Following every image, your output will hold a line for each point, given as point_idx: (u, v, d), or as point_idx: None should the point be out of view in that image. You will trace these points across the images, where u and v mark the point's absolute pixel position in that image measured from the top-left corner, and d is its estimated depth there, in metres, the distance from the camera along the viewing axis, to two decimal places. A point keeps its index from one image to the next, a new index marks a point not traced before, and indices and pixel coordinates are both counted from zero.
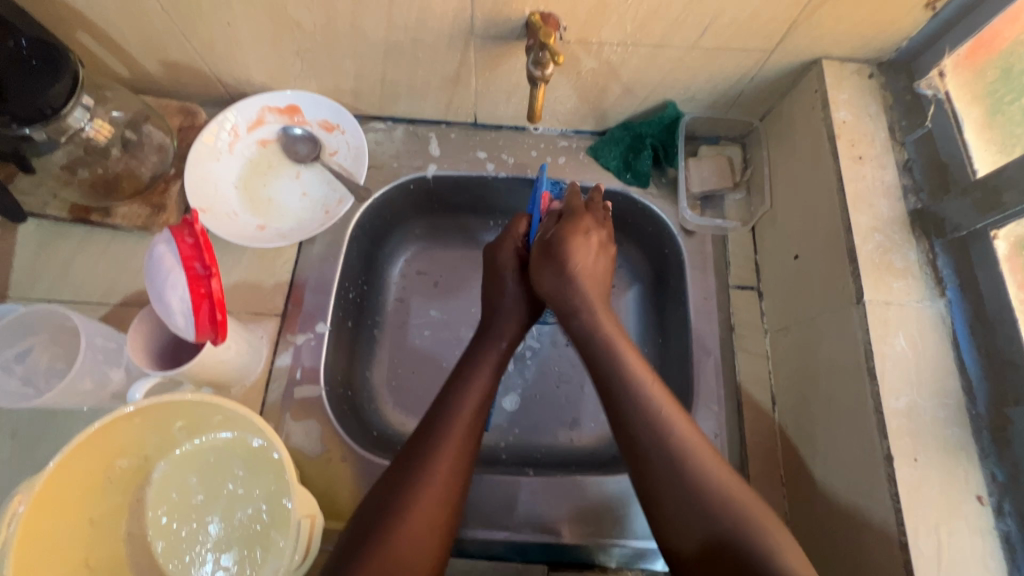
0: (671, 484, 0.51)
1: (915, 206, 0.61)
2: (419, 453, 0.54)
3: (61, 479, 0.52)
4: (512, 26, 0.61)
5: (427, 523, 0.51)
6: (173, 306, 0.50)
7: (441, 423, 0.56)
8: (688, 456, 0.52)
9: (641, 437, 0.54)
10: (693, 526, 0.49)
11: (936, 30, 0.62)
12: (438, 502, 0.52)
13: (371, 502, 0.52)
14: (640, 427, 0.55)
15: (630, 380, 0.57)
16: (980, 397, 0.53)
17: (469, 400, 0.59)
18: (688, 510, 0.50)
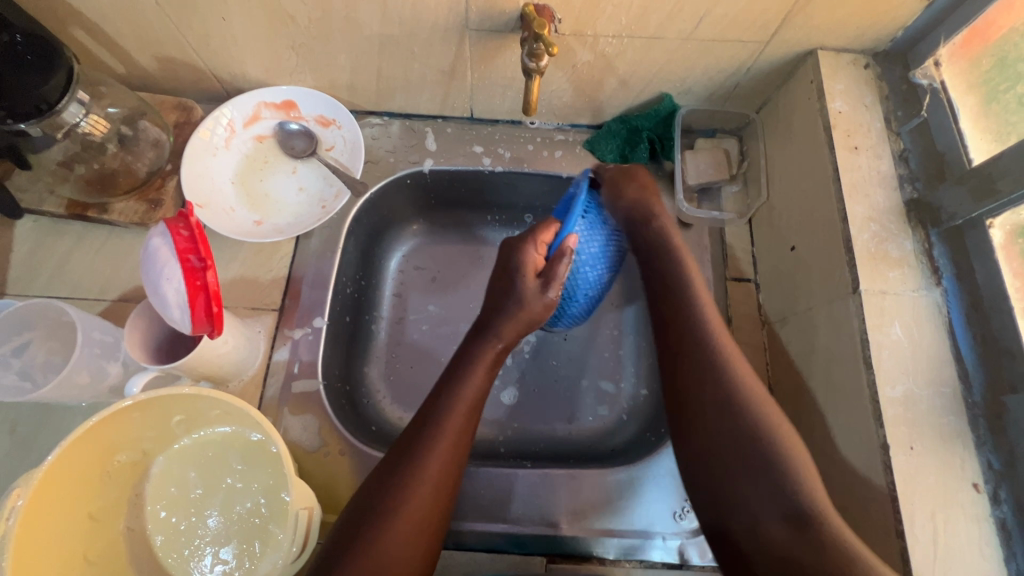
0: (744, 454, 0.52)
1: (911, 196, 0.61)
2: (405, 459, 0.53)
3: (60, 473, 0.52)
4: (507, 19, 0.61)
5: (411, 530, 0.51)
6: (169, 298, 0.50)
7: (430, 427, 0.55)
8: (760, 427, 0.53)
9: (738, 424, 0.54)
10: (778, 494, 0.50)
11: (932, 19, 0.62)
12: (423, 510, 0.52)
13: (361, 500, 0.52)
14: (738, 413, 0.54)
15: (722, 364, 0.56)
16: (977, 385, 0.53)
17: (459, 405, 0.56)
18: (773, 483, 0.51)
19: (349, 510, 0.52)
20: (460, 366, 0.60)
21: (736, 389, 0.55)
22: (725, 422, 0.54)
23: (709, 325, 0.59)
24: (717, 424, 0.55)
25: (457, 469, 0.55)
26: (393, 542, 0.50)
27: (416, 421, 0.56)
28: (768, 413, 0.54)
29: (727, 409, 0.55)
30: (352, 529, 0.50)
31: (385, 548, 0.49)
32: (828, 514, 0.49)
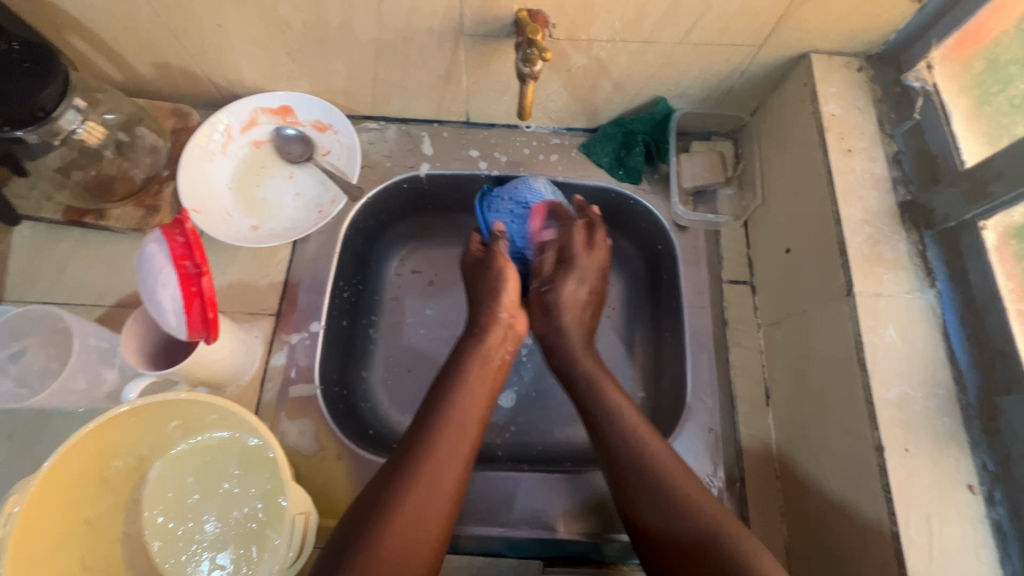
0: (642, 481, 0.55)
1: (905, 198, 0.61)
2: (410, 454, 0.54)
3: (56, 479, 0.52)
4: (501, 24, 0.62)
5: (415, 526, 0.51)
6: (165, 305, 0.50)
7: (434, 423, 0.56)
8: (664, 464, 0.55)
9: (621, 457, 0.57)
10: (669, 518, 0.52)
11: (924, 22, 0.62)
12: (426, 506, 0.52)
13: (367, 492, 0.53)
14: (627, 444, 0.57)
15: (614, 410, 0.60)
16: (972, 386, 0.53)
17: (462, 403, 0.58)
18: (664, 509, 0.52)
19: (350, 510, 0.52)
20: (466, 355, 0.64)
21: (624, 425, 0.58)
22: (624, 448, 0.57)
23: (601, 387, 0.62)
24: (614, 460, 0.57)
25: (464, 469, 0.55)
26: (395, 537, 0.49)
27: (419, 421, 0.58)
28: (646, 439, 0.57)
29: (622, 447, 0.57)
30: (354, 528, 0.50)
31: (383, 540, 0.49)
32: (751, 542, 0.49)
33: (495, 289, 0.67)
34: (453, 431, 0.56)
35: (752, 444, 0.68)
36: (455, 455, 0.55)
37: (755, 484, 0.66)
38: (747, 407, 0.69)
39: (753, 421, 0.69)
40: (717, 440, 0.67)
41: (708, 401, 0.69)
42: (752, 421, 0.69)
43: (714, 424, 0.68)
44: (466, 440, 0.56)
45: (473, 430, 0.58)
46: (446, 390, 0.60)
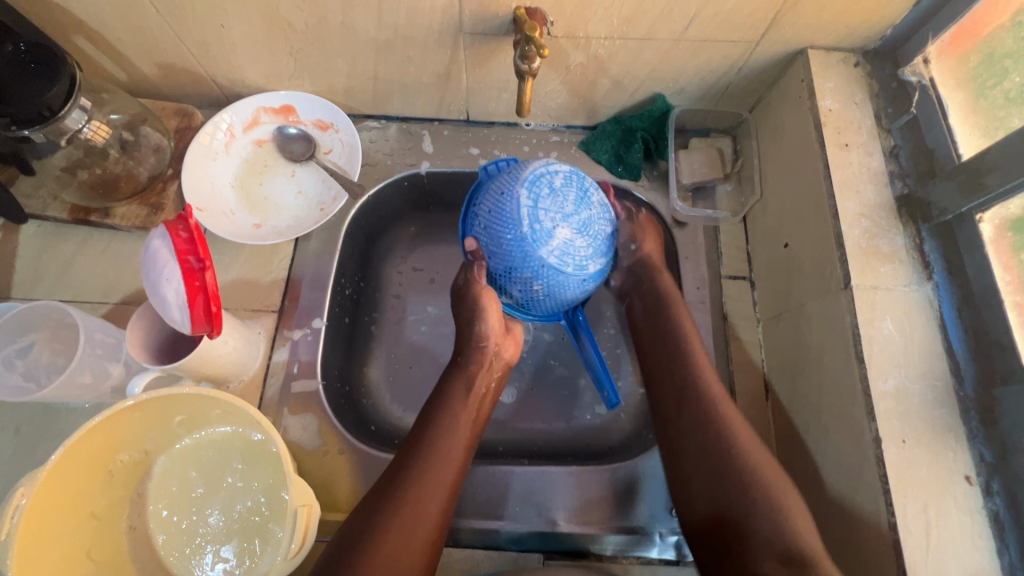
0: (710, 465, 0.55)
1: (902, 191, 0.61)
2: (395, 482, 0.54)
3: (63, 472, 0.53)
4: (500, 22, 0.62)
5: (401, 553, 0.50)
6: (169, 299, 0.51)
7: (419, 450, 0.56)
8: (734, 441, 0.55)
9: (687, 436, 0.58)
10: (721, 497, 0.53)
11: (920, 17, 0.62)
12: (413, 532, 0.52)
13: (348, 528, 0.52)
14: (702, 414, 0.58)
15: (696, 383, 0.60)
16: (969, 378, 0.53)
17: (448, 429, 0.58)
18: (718, 487, 0.54)
19: (336, 540, 0.52)
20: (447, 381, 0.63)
21: (707, 401, 0.58)
22: (692, 428, 0.58)
23: (694, 359, 0.62)
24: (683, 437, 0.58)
25: (450, 494, 0.55)
26: (382, 566, 0.49)
27: (405, 448, 0.58)
28: (726, 413, 0.57)
29: (704, 426, 0.57)
30: (334, 563, 0.50)
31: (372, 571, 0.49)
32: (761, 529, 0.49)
33: (476, 317, 0.64)
34: (439, 457, 0.56)
35: None
36: (442, 480, 0.55)
37: None
38: (746, 401, 0.69)
39: (752, 415, 0.69)
40: None
41: None
42: (751, 415, 0.69)
43: None
44: (451, 466, 0.56)
45: (460, 454, 0.58)
46: (431, 416, 0.59)
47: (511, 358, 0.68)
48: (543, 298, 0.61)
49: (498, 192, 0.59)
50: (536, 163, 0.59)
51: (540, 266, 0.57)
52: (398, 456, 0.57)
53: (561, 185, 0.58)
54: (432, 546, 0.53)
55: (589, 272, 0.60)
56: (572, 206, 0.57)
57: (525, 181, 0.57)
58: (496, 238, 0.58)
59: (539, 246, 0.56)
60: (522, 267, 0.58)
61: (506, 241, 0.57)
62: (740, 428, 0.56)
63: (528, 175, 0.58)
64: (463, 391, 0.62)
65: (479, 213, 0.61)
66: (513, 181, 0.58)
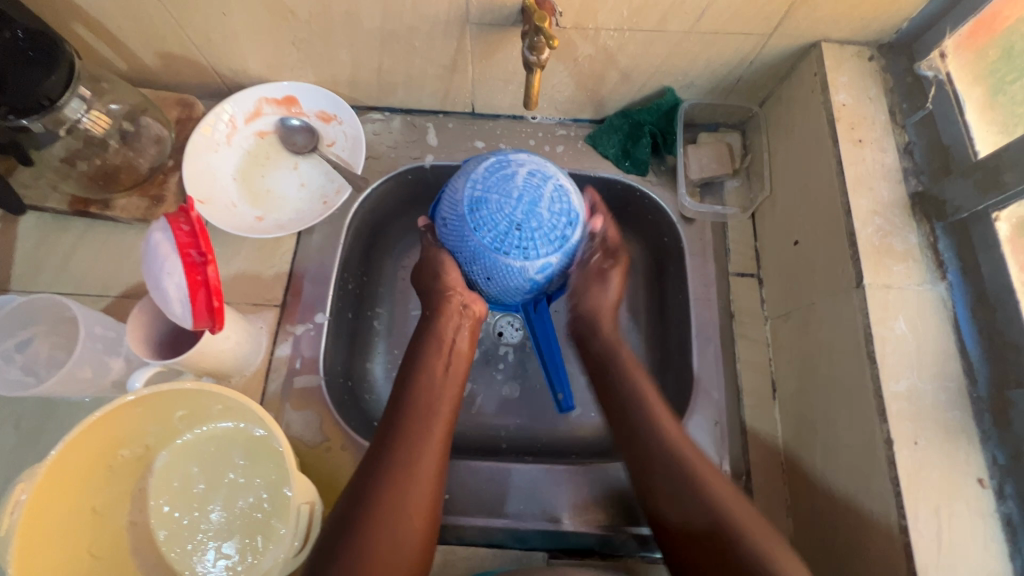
0: (670, 481, 0.54)
1: (916, 189, 0.60)
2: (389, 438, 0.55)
3: (64, 467, 0.52)
4: (508, 13, 0.61)
5: (399, 523, 0.50)
6: (170, 294, 0.50)
7: (406, 407, 0.57)
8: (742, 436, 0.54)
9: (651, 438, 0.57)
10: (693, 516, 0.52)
11: (938, 10, 0.61)
12: (418, 483, 0.53)
13: (344, 500, 0.52)
14: (646, 425, 0.58)
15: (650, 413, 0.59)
16: (982, 379, 0.53)
17: (425, 396, 0.58)
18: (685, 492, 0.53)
19: (341, 503, 0.52)
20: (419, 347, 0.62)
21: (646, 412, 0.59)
22: (652, 443, 0.56)
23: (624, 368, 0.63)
24: (633, 444, 0.58)
25: (444, 442, 0.57)
26: (395, 514, 0.50)
27: (390, 408, 0.57)
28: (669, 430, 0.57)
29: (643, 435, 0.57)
30: (335, 537, 0.49)
31: (385, 522, 0.50)
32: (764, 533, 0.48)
33: (436, 277, 0.63)
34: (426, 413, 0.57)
35: (758, 437, 0.67)
36: (428, 444, 0.55)
37: (761, 478, 0.66)
38: (753, 400, 0.69)
39: (759, 415, 0.68)
40: (723, 433, 0.67)
41: (714, 394, 0.68)
42: (758, 414, 0.68)
43: (720, 417, 0.67)
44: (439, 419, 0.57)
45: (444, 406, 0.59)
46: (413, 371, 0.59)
47: (478, 313, 0.65)
48: (490, 285, 0.62)
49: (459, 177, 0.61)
50: (490, 159, 0.59)
51: (479, 258, 0.59)
52: (381, 423, 0.57)
53: (495, 179, 0.57)
54: (434, 504, 0.53)
55: (524, 254, 0.57)
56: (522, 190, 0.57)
57: (467, 178, 0.59)
58: (446, 221, 0.61)
59: (475, 235, 0.58)
60: (460, 250, 0.60)
61: (450, 223, 0.60)
62: (715, 450, 0.55)
63: (475, 173, 0.59)
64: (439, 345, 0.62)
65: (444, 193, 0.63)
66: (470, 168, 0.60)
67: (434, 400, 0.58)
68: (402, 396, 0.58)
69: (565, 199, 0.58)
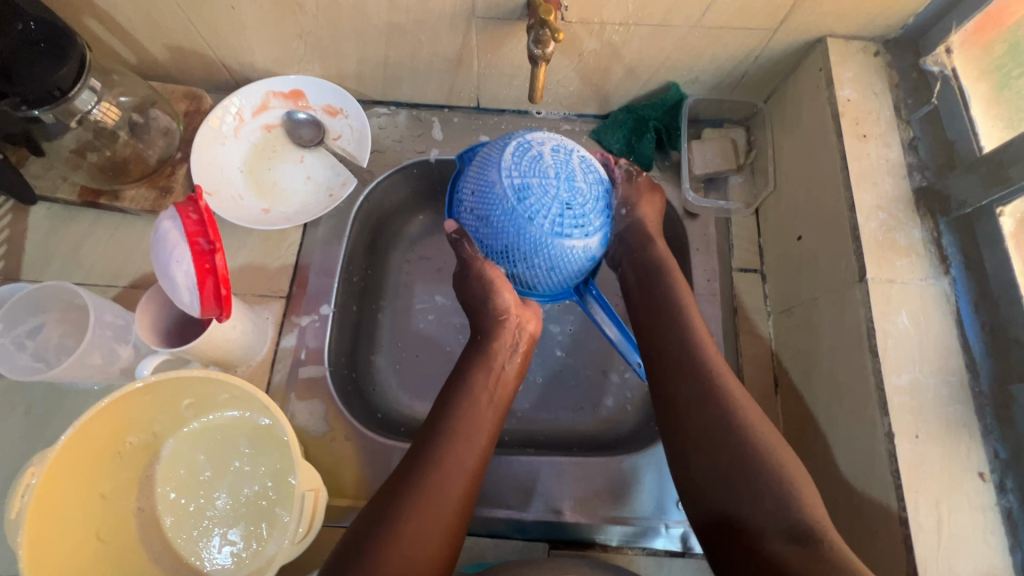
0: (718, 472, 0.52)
1: (920, 184, 0.60)
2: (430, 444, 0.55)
3: (74, 451, 0.53)
4: (514, 6, 0.61)
5: (426, 534, 0.50)
6: (178, 281, 0.50)
7: (451, 415, 0.58)
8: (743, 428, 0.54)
9: (692, 384, 0.56)
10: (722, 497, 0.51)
11: (944, 6, 0.61)
12: (448, 491, 0.53)
13: (375, 502, 0.53)
14: (695, 383, 0.56)
15: (697, 353, 0.58)
16: (985, 374, 0.53)
17: (470, 412, 0.58)
18: (735, 466, 0.51)
19: (373, 501, 0.53)
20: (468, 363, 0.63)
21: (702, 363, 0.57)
22: (698, 404, 0.55)
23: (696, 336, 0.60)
24: (693, 416, 0.55)
25: (481, 459, 0.57)
26: (424, 518, 0.51)
27: (434, 413, 0.59)
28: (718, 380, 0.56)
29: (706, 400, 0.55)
30: (361, 538, 0.50)
31: (413, 522, 0.50)
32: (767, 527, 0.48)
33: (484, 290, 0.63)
34: (470, 424, 0.58)
35: None
36: (467, 458, 0.55)
37: None
38: (755, 395, 0.69)
39: (761, 409, 0.68)
40: None
41: None
42: (761, 409, 0.68)
43: None
44: (481, 434, 0.58)
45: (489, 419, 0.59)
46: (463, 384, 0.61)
47: (534, 332, 0.66)
48: (545, 276, 0.61)
49: (483, 166, 0.59)
50: (512, 144, 0.58)
51: (535, 245, 0.57)
52: (423, 431, 0.58)
53: (527, 162, 0.56)
54: (461, 518, 0.53)
55: (581, 228, 0.57)
56: (564, 164, 0.57)
57: (498, 166, 0.57)
58: (484, 219, 0.59)
59: (528, 222, 0.56)
60: (516, 244, 0.58)
61: (495, 217, 0.57)
62: (751, 411, 0.54)
63: (504, 161, 0.57)
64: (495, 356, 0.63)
65: (465, 194, 0.61)
66: (494, 155, 0.58)
67: (480, 414, 0.59)
68: (446, 412, 0.58)
69: (593, 168, 0.60)
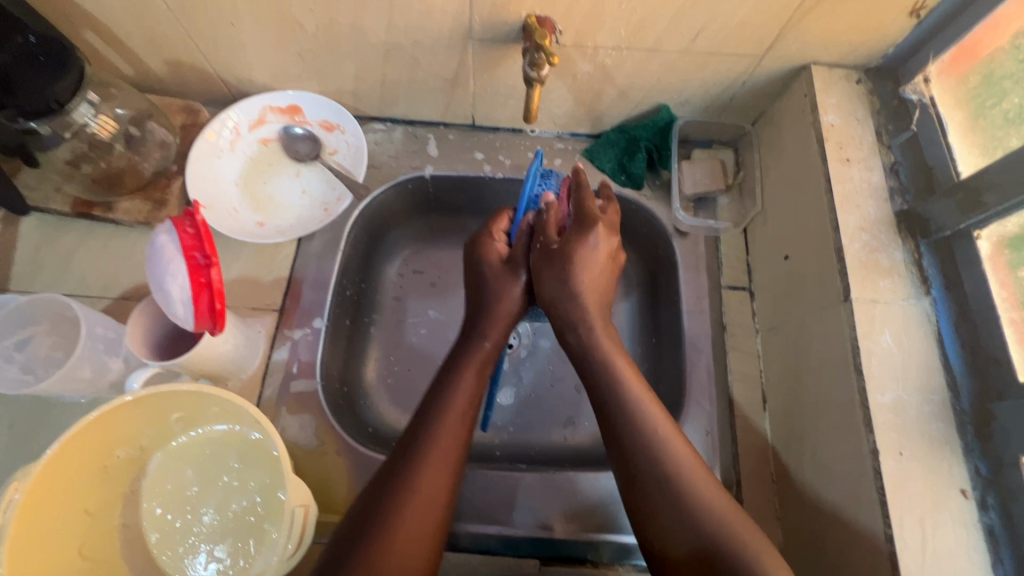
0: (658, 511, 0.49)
1: (901, 207, 0.62)
2: (402, 459, 0.53)
3: (59, 465, 0.52)
4: (509, 29, 0.63)
5: (411, 553, 0.48)
6: (173, 295, 0.51)
7: (430, 418, 0.55)
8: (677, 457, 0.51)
9: (641, 468, 0.51)
10: (673, 533, 0.48)
11: (921, 38, 0.64)
12: (428, 514, 0.50)
13: (353, 518, 0.50)
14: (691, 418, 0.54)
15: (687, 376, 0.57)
16: (965, 393, 0.54)
17: (448, 418, 0.56)
18: (672, 517, 0.48)
19: (355, 509, 0.51)
20: (450, 371, 0.60)
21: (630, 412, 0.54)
22: (656, 482, 0.50)
23: (616, 374, 0.57)
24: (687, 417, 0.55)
25: (458, 468, 0.54)
26: (414, 524, 0.49)
27: (416, 418, 0.56)
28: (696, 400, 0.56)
29: (645, 431, 0.53)
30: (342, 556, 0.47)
31: (399, 539, 0.48)
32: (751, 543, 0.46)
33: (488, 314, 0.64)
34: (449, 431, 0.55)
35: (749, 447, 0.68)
36: (445, 468, 0.53)
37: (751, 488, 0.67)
38: (744, 411, 0.70)
39: (750, 426, 0.69)
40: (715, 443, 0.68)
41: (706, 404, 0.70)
42: (750, 425, 0.69)
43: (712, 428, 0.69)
44: (455, 450, 0.54)
45: (467, 418, 0.57)
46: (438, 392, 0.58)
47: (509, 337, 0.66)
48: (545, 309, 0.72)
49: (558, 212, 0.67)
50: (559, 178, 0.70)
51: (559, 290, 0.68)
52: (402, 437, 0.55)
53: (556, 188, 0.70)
54: (441, 536, 0.51)
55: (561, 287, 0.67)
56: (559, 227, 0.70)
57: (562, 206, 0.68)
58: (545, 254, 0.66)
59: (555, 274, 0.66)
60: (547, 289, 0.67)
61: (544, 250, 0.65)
62: None
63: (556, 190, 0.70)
64: (472, 356, 0.61)
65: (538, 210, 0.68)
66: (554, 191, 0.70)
67: (461, 420, 0.56)
68: (424, 419, 0.56)
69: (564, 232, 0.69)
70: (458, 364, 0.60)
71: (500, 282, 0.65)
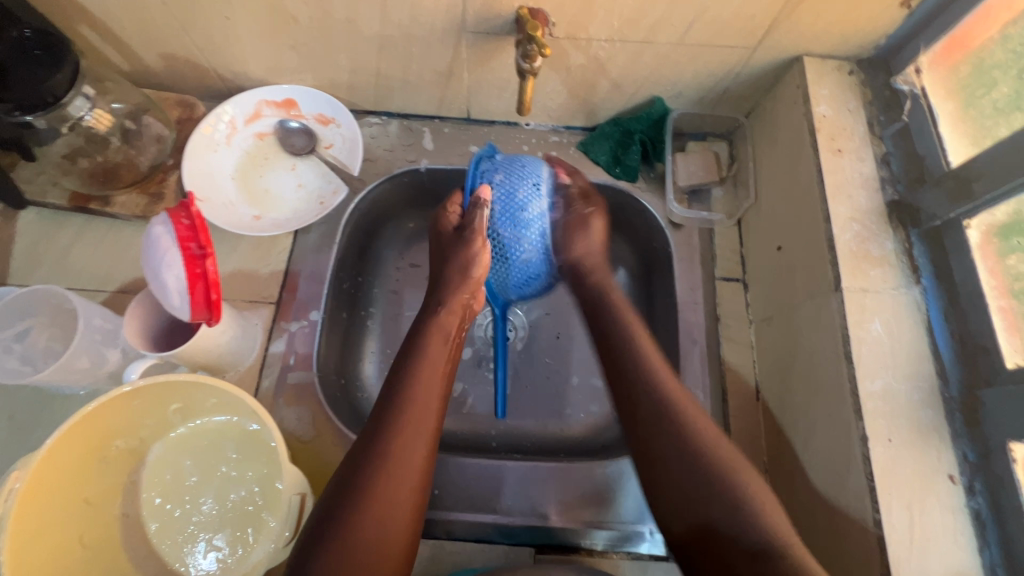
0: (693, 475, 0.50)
1: (893, 197, 0.63)
2: (372, 433, 0.52)
3: (59, 455, 0.53)
4: (502, 22, 0.63)
5: (387, 523, 0.49)
6: (169, 286, 0.51)
7: (398, 392, 0.55)
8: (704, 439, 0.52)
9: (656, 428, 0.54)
10: (706, 504, 0.49)
11: (913, 28, 0.64)
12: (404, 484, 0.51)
13: (331, 492, 0.50)
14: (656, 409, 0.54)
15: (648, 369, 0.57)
16: (954, 380, 0.54)
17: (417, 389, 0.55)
18: (685, 483, 0.51)
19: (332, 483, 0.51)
20: (412, 344, 0.59)
21: (655, 388, 0.55)
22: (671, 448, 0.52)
23: (650, 364, 0.57)
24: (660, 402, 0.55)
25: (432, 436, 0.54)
26: (388, 495, 0.50)
27: (385, 391, 0.56)
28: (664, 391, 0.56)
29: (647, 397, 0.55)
30: (321, 531, 0.48)
31: (375, 512, 0.48)
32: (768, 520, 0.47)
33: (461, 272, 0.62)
34: (418, 405, 0.54)
35: (743, 436, 0.69)
36: (418, 437, 0.53)
37: None
38: (737, 400, 0.71)
39: (744, 416, 0.70)
40: None
41: (699, 393, 0.70)
42: (743, 414, 0.70)
43: None
44: (426, 419, 0.54)
45: (436, 387, 0.57)
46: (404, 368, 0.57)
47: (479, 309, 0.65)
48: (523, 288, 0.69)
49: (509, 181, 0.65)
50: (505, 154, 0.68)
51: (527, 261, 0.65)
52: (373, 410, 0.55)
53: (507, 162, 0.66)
54: (420, 503, 0.52)
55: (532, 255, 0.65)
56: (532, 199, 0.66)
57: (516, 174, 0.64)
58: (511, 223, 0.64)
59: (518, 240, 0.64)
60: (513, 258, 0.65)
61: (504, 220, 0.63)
62: None
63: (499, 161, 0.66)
64: (434, 328, 0.60)
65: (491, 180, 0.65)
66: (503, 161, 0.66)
67: (428, 390, 0.56)
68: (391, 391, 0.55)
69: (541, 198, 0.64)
70: (421, 337, 0.60)
71: (455, 248, 0.63)
